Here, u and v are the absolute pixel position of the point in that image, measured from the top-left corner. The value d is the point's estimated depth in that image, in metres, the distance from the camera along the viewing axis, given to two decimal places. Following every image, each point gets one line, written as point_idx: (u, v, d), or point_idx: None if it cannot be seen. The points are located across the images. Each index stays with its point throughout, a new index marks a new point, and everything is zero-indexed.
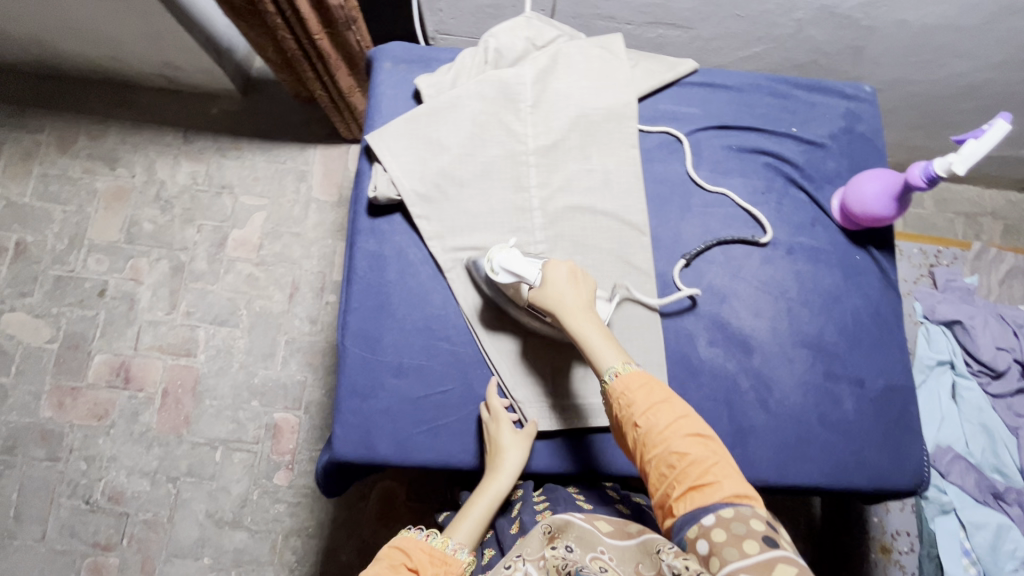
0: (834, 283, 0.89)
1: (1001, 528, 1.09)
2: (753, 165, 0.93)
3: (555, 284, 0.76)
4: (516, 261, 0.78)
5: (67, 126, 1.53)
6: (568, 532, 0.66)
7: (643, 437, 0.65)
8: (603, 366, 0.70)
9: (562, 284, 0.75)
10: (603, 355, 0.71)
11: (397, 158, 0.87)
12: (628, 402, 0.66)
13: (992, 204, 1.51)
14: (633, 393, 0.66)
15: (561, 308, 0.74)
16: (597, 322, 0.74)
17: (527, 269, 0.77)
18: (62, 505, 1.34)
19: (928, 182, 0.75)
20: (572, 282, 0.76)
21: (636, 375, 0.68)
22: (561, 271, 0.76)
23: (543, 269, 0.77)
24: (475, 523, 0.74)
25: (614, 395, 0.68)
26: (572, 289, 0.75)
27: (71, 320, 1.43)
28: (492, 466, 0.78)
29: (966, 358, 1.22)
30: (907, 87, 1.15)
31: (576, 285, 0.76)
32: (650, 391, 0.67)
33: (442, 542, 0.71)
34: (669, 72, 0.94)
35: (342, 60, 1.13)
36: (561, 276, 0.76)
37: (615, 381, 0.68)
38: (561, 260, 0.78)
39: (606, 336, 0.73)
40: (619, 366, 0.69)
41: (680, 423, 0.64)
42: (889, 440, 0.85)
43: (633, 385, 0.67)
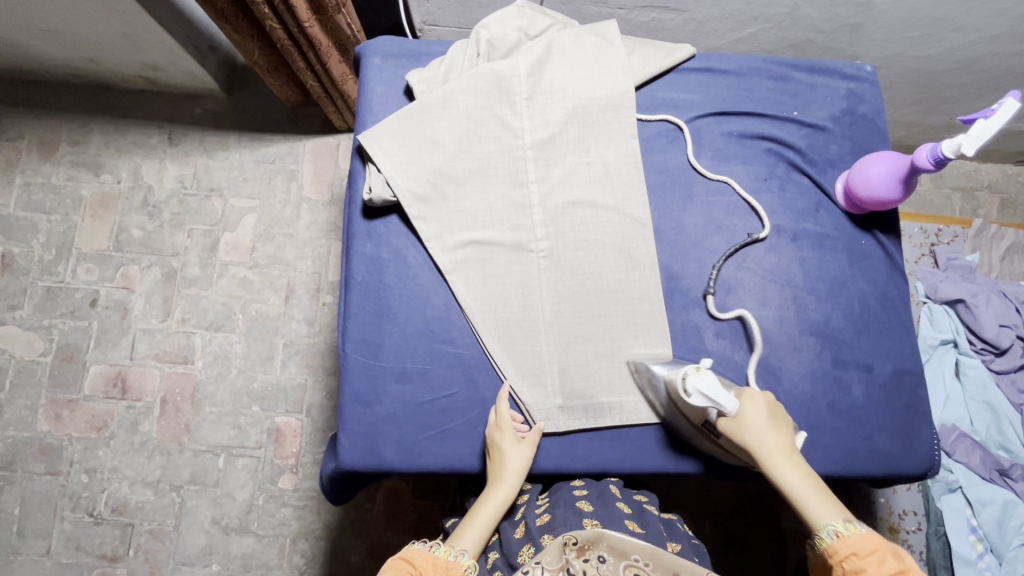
0: (840, 269, 0.88)
1: (1008, 505, 1.09)
2: (755, 150, 0.91)
3: (758, 423, 0.73)
4: (715, 387, 0.73)
5: (48, 132, 1.49)
6: (600, 542, 0.65)
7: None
8: (819, 520, 0.68)
9: (764, 423, 0.73)
10: (816, 505, 0.69)
11: (391, 158, 0.84)
12: (859, 568, 0.64)
13: (989, 178, 1.50)
14: (863, 559, 0.64)
15: (768, 448, 0.72)
16: (804, 465, 0.72)
17: (728, 400, 0.73)
18: (66, 518, 1.32)
19: (937, 164, 0.74)
20: (772, 421, 0.74)
21: (866, 538, 0.65)
22: (761, 408, 0.74)
23: (742, 401, 0.75)
24: (480, 531, 0.73)
25: (839, 556, 0.65)
26: (776, 429, 0.74)
27: (63, 332, 1.40)
28: (496, 475, 0.77)
29: (969, 337, 1.21)
30: (906, 63, 1.13)
31: (776, 423, 0.74)
32: (882, 560, 0.64)
33: (445, 551, 0.70)
34: (666, 58, 0.91)
35: (333, 46, 1.08)
36: (762, 414, 0.74)
37: (840, 541, 0.66)
38: (759, 393, 0.76)
39: (814, 483, 0.71)
40: (839, 524, 0.67)
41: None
42: (899, 426, 0.85)
43: (862, 551, 0.64)
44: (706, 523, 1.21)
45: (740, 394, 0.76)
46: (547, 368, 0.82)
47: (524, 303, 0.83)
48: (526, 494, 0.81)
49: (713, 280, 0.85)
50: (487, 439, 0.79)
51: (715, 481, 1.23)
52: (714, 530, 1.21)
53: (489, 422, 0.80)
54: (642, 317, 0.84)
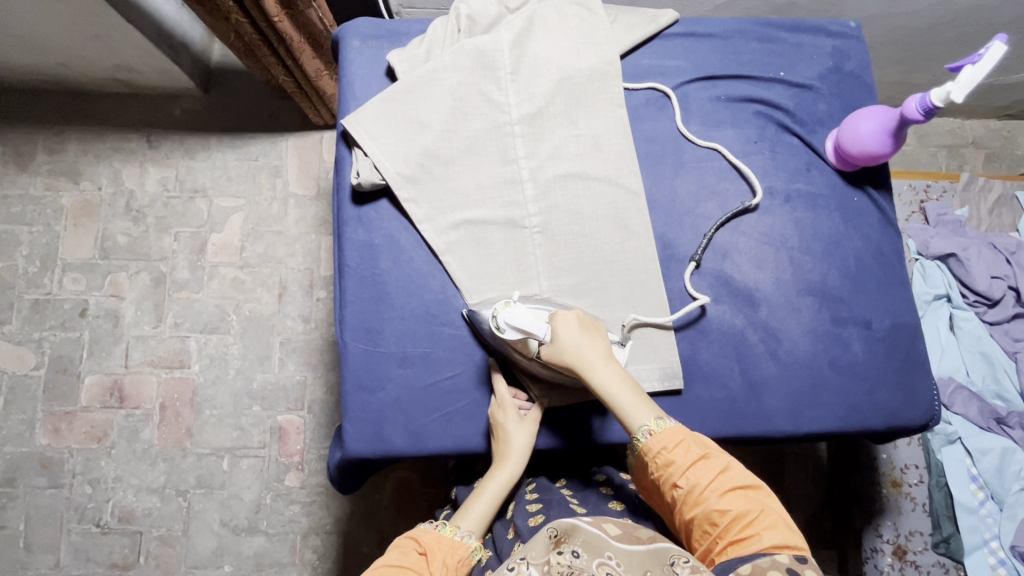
0: (834, 228, 0.88)
1: (1006, 452, 1.12)
2: (744, 114, 0.90)
3: (569, 342, 0.73)
4: (524, 315, 0.73)
5: (23, 142, 1.45)
6: (577, 535, 0.60)
7: (685, 496, 0.65)
8: (633, 423, 0.70)
9: (576, 340, 0.74)
10: (630, 410, 0.70)
11: (377, 140, 0.83)
12: (669, 461, 0.66)
13: (974, 134, 1.51)
14: (671, 451, 0.66)
15: (582, 362, 0.73)
16: (618, 372, 0.73)
17: (536, 324, 0.73)
18: (73, 530, 1.31)
19: (926, 114, 0.74)
20: (584, 335, 0.74)
21: (672, 433, 0.68)
22: (571, 325, 0.74)
23: (551, 323, 0.75)
24: (488, 505, 0.75)
25: (651, 454, 0.67)
26: (587, 342, 0.74)
27: (55, 344, 1.38)
28: (502, 452, 0.77)
29: (961, 290, 1.23)
30: (889, 20, 1.12)
31: (589, 336, 0.74)
32: (688, 450, 0.67)
33: (452, 530, 0.71)
34: (650, 25, 0.90)
35: (305, 41, 1.06)
36: (572, 330, 0.74)
37: (651, 439, 0.68)
38: (568, 311, 0.76)
39: (631, 387, 0.72)
40: (651, 423, 0.69)
41: (720, 479, 0.65)
42: (900, 378, 0.86)
43: (670, 444, 0.67)
44: None
45: (553, 317, 0.76)
46: None
47: (521, 280, 0.83)
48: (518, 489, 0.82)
49: (702, 247, 0.85)
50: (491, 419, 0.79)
51: None
52: None
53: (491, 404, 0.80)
54: (640, 287, 0.84)
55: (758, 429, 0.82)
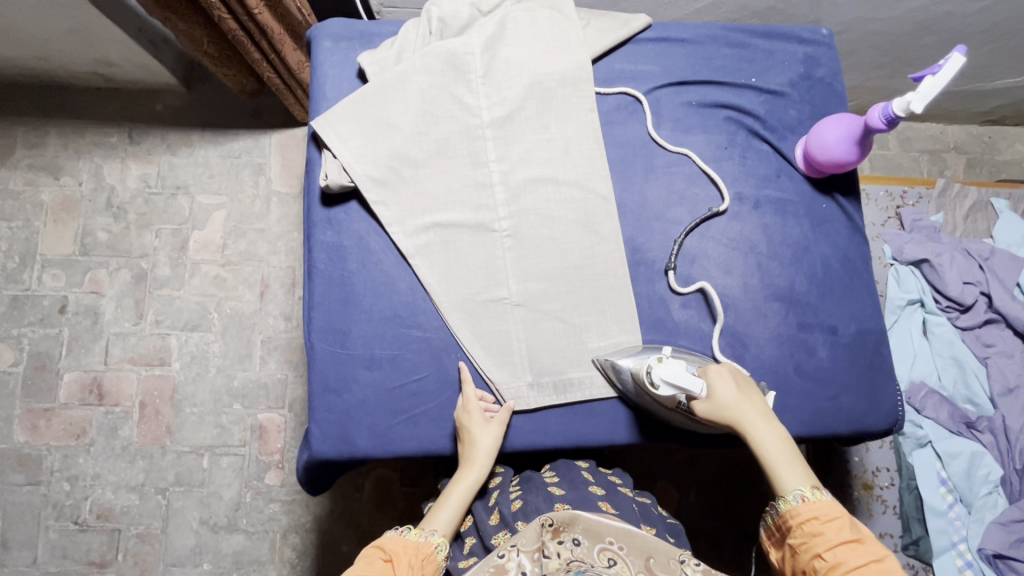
0: (802, 234, 0.89)
1: (975, 456, 1.13)
2: (715, 119, 0.91)
3: (729, 401, 0.74)
4: (680, 370, 0.74)
5: (3, 136, 1.44)
6: (576, 524, 0.65)
7: (827, 569, 0.64)
8: (785, 486, 0.70)
9: (736, 398, 0.75)
10: (784, 471, 0.71)
11: (347, 143, 0.83)
12: (818, 531, 0.65)
13: (954, 139, 1.52)
14: (823, 523, 0.66)
15: (742, 419, 0.74)
16: (778, 433, 0.74)
17: (692, 381, 0.74)
18: (51, 527, 1.31)
19: (889, 124, 0.75)
20: (742, 393, 0.75)
21: (830, 506, 0.67)
22: (729, 383, 0.75)
23: (707, 379, 0.76)
24: (454, 505, 0.74)
25: (800, 519, 0.67)
26: (746, 401, 0.75)
27: (34, 340, 1.37)
28: (467, 455, 0.77)
29: (935, 296, 1.24)
30: (867, 26, 1.13)
31: (745, 394, 0.76)
32: (842, 527, 0.65)
33: (415, 533, 0.71)
34: (622, 29, 0.90)
35: (285, 32, 1.05)
36: (730, 389, 0.75)
37: (804, 505, 0.67)
38: (723, 367, 0.77)
39: (788, 453, 0.72)
40: (805, 489, 0.69)
41: (872, 566, 0.63)
42: (865, 383, 0.87)
43: (824, 516, 0.66)
44: (691, 491, 1.23)
45: (705, 372, 0.77)
46: (514, 347, 0.82)
47: (489, 283, 0.83)
48: (500, 477, 0.82)
49: (674, 253, 0.86)
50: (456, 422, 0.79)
51: (700, 451, 1.24)
52: (699, 498, 1.23)
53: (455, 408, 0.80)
54: (608, 291, 0.84)
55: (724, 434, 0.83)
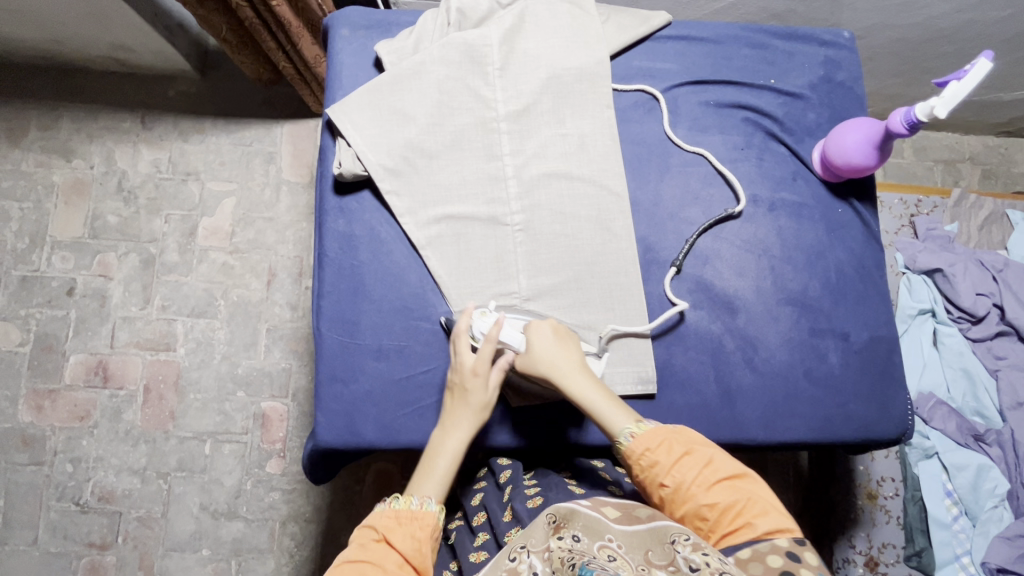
0: (817, 239, 0.88)
1: (981, 469, 1.12)
2: (732, 120, 0.90)
3: (544, 352, 0.76)
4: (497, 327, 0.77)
5: (16, 117, 1.45)
6: (575, 520, 0.64)
7: (672, 494, 0.66)
8: (614, 427, 0.71)
9: (551, 350, 0.76)
10: (610, 415, 0.72)
11: (361, 131, 0.83)
12: (652, 462, 0.67)
13: (970, 150, 1.51)
14: (654, 451, 0.68)
15: (557, 373, 0.75)
16: (592, 381, 0.76)
17: (511, 334, 0.77)
18: (52, 507, 1.31)
19: (911, 129, 0.74)
20: (559, 344, 0.77)
21: (653, 434, 0.69)
22: (545, 335, 0.78)
23: (525, 333, 0.78)
24: (448, 461, 0.73)
25: (635, 456, 0.68)
26: (561, 354, 0.77)
27: (41, 321, 1.38)
28: (463, 411, 0.75)
29: (946, 306, 1.23)
30: (887, 32, 1.11)
31: (562, 346, 0.77)
32: (671, 447, 0.68)
33: (406, 501, 0.68)
34: (642, 26, 0.90)
35: (303, 27, 1.05)
36: (547, 340, 0.77)
37: (633, 442, 0.69)
38: (542, 321, 0.79)
39: (604, 394, 0.74)
40: (632, 426, 0.71)
41: (706, 472, 0.66)
42: (875, 392, 0.86)
43: (652, 444, 0.68)
44: None
45: (527, 326, 0.79)
46: None
47: (499, 277, 0.83)
48: (511, 470, 0.80)
49: (684, 252, 0.85)
50: (455, 377, 0.76)
51: None
52: None
53: (463, 365, 0.76)
54: (619, 290, 0.84)
55: (730, 437, 0.82)
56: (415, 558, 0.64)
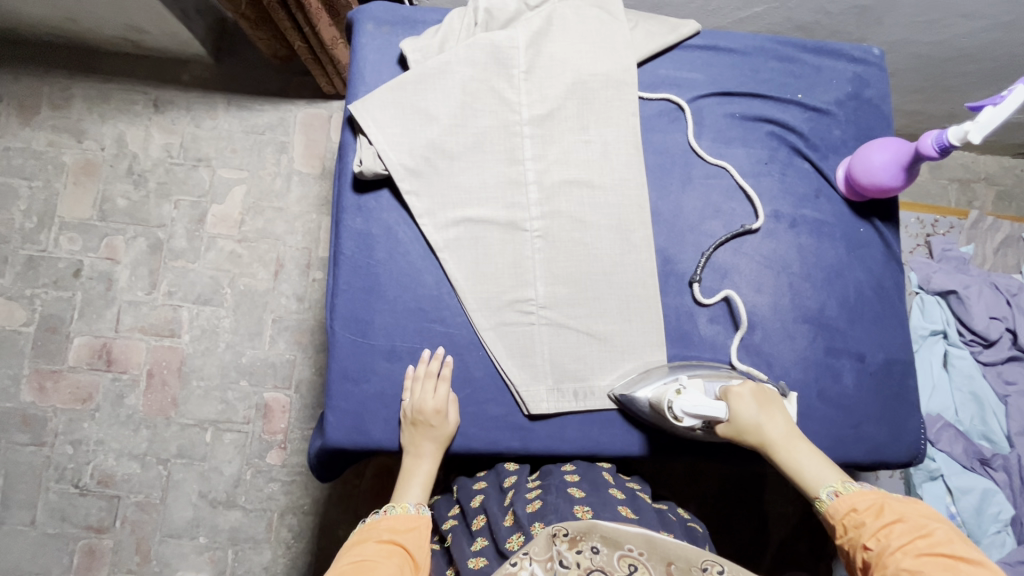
0: (837, 257, 0.87)
1: (986, 493, 1.11)
2: (756, 133, 0.89)
3: (751, 422, 0.74)
4: (701, 400, 0.73)
5: (29, 95, 1.43)
6: (593, 532, 0.64)
7: (876, 558, 0.62)
8: (816, 486, 0.70)
9: (757, 419, 0.74)
10: (815, 476, 0.71)
11: (383, 129, 0.81)
12: (858, 523, 0.65)
13: (986, 170, 1.49)
14: (861, 512, 0.65)
15: (767, 442, 0.74)
16: (805, 447, 0.73)
17: (714, 407, 0.74)
18: (51, 489, 1.31)
19: (942, 152, 0.73)
20: (763, 412, 0.75)
21: (863, 496, 0.66)
22: (749, 403, 0.74)
23: (727, 403, 0.75)
24: (422, 485, 0.77)
25: (839, 516, 0.67)
26: (767, 422, 0.74)
27: (46, 302, 1.37)
28: (428, 445, 0.77)
29: (959, 328, 1.22)
30: (912, 48, 1.10)
31: (767, 413, 0.75)
32: (881, 512, 0.64)
33: (403, 509, 0.74)
34: (670, 34, 0.88)
35: (323, 7, 1.02)
36: (751, 409, 0.74)
37: (837, 500, 0.67)
38: (743, 386, 0.76)
39: (815, 459, 0.73)
40: (836, 485, 0.69)
41: (917, 542, 0.60)
42: (887, 413, 0.85)
43: (860, 505, 0.66)
44: (691, 504, 1.20)
45: (725, 392, 0.76)
46: (537, 351, 0.81)
47: (516, 282, 0.82)
48: (516, 476, 0.80)
49: (701, 265, 0.84)
50: (417, 416, 0.77)
51: (704, 468, 1.22)
52: (698, 513, 1.20)
53: (425, 407, 0.77)
54: (636, 302, 0.83)
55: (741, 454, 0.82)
56: (419, 557, 0.69)
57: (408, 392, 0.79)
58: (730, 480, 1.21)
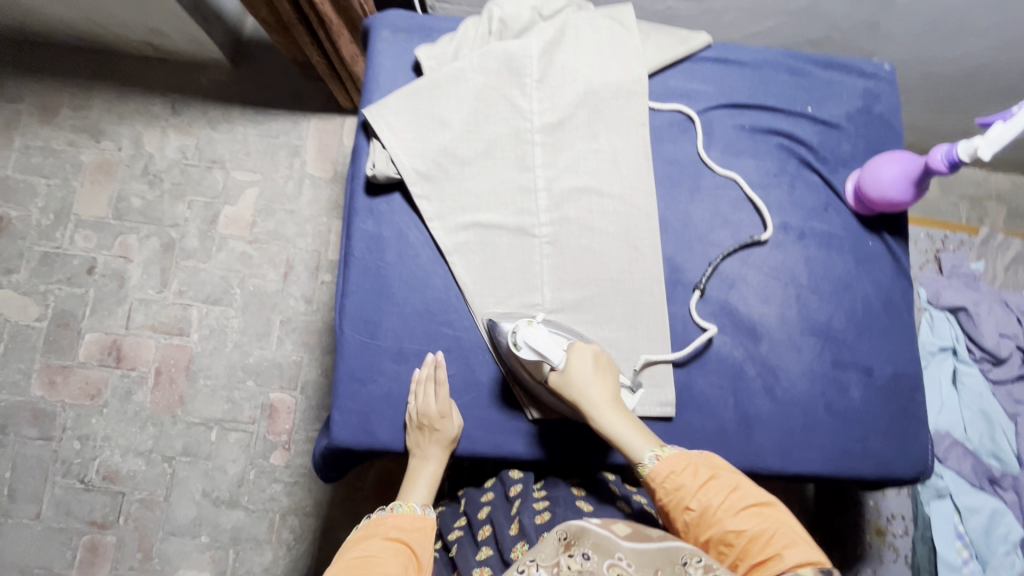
0: (845, 270, 0.87)
1: (996, 513, 1.09)
2: (766, 145, 0.90)
3: (581, 378, 0.75)
4: (545, 340, 0.75)
5: (50, 95, 1.47)
6: (585, 537, 0.63)
7: (698, 517, 0.67)
8: (639, 452, 0.72)
9: (587, 377, 0.75)
10: (635, 443, 0.73)
11: (397, 134, 0.83)
12: (677, 485, 0.69)
13: (997, 187, 1.49)
14: (680, 474, 0.69)
15: (592, 399, 0.75)
16: (624, 412, 0.75)
17: (554, 351, 0.75)
18: (57, 483, 1.32)
19: (951, 167, 0.73)
20: (597, 371, 0.76)
21: (677, 458, 0.71)
22: (586, 360, 0.76)
23: (568, 353, 0.76)
24: (428, 485, 0.78)
25: (659, 479, 0.70)
26: (599, 380, 0.76)
27: (60, 298, 1.39)
28: (433, 448, 0.77)
29: (968, 345, 1.21)
30: (923, 65, 1.10)
31: (600, 374, 0.76)
32: (696, 471, 0.69)
33: (409, 509, 0.74)
34: (682, 46, 0.89)
35: (343, 25, 1.06)
36: (587, 365, 0.76)
37: (659, 464, 0.70)
38: (586, 345, 0.78)
39: (635, 427, 0.74)
40: (656, 450, 0.72)
41: (730, 497, 0.67)
42: (895, 428, 0.85)
43: (678, 467, 0.70)
44: None
45: (570, 347, 0.77)
46: None
47: (524, 287, 0.82)
48: (521, 484, 0.80)
49: (708, 274, 0.85)
50: (422, 420, 0.77)
51: None
52: None
53: (428, 410, 0.77)
54: (643, 310, 0.83)
55: (746, 465, 0.82)
56: (422, 557, 0.70)
57: (412, 395, 0.79)
58: None
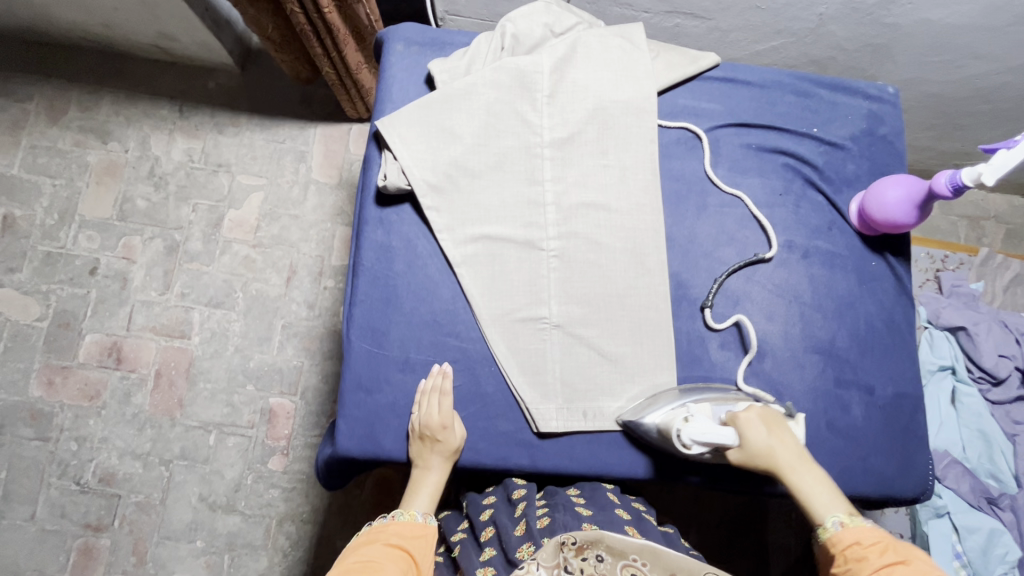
0: (848, 289, 0.88)
1: (994, 533, 1.09)
2: (772, 164, 0.91)
3: (761, 446, 0.73)
4: (708, 427, 0.73)
5: (58, 96, 1.47)
6: (600, 542, 0.66)
7: None
8: (822, 514, 0.70)
9: (767, 443, 0.73)
10: (822, 505, 0.70)
11: (409, 146, 0.84)
12: (862, 557, 0.65)
13: (996, 208, 1.50)
14: (866, 548, 0.65)
15: (775, 465, 0.73)
16: (813, 472, 0.73)
17: (721, 433, 0.73)
18: (53, 484, 1.32)
19: (955, 192, 0.74)
20: (773, 435, 0.74)
21: (869, 531, 0.67)
22: (758, 428, 0.74)
23: (736, 427, 0.74)
24: (430, 495, 0.77)
25: (842, 546, 0.67)
26: (777, 444, 0.73)
27: (61, 298, 1.39)
28: (437, 458, 0.77)
29: (967, 365, 1.22)
30: (924, 87, 1.12)
31: (777, 436, 0.74)
32: (884, 550, 0.65)
33: (411, 516, 0.74)
34: (691, 65, 0.91)
35: (349, 34, 1.07)
36: (761, 433, 0.74)
37: (843, 532, 0.67)
38: (750, 411, 0.75)
39: (827, 490, 0.72)
40: (844, 517, 0.69)
41: None
42: (896, 448, 0.86)
43: (866, 541, 0.66)
44: (692, 532, 1.20)
45: (733, 417, 0.75)
46: (549, 369, 0.82)
47: (530, 300, 0.83)
48: (524, 490, 0.80)
49: (714, 291, 0.85)
50: (425, 431, 0.78)
51: (705, 494, 1.22)
52: (699, 540, 1.20)
53: (431, 420, 0.77)
54: (649, 325, 0.84)
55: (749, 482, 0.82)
56: (423, 566, 0.70)
57: (416, 405, 0.80)
58: (734, 512, 1.22)
